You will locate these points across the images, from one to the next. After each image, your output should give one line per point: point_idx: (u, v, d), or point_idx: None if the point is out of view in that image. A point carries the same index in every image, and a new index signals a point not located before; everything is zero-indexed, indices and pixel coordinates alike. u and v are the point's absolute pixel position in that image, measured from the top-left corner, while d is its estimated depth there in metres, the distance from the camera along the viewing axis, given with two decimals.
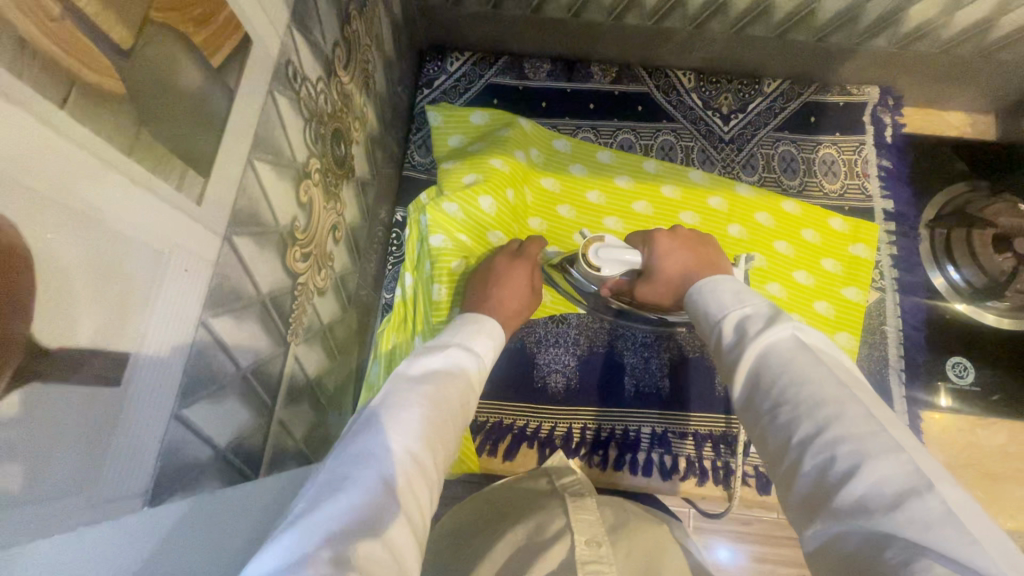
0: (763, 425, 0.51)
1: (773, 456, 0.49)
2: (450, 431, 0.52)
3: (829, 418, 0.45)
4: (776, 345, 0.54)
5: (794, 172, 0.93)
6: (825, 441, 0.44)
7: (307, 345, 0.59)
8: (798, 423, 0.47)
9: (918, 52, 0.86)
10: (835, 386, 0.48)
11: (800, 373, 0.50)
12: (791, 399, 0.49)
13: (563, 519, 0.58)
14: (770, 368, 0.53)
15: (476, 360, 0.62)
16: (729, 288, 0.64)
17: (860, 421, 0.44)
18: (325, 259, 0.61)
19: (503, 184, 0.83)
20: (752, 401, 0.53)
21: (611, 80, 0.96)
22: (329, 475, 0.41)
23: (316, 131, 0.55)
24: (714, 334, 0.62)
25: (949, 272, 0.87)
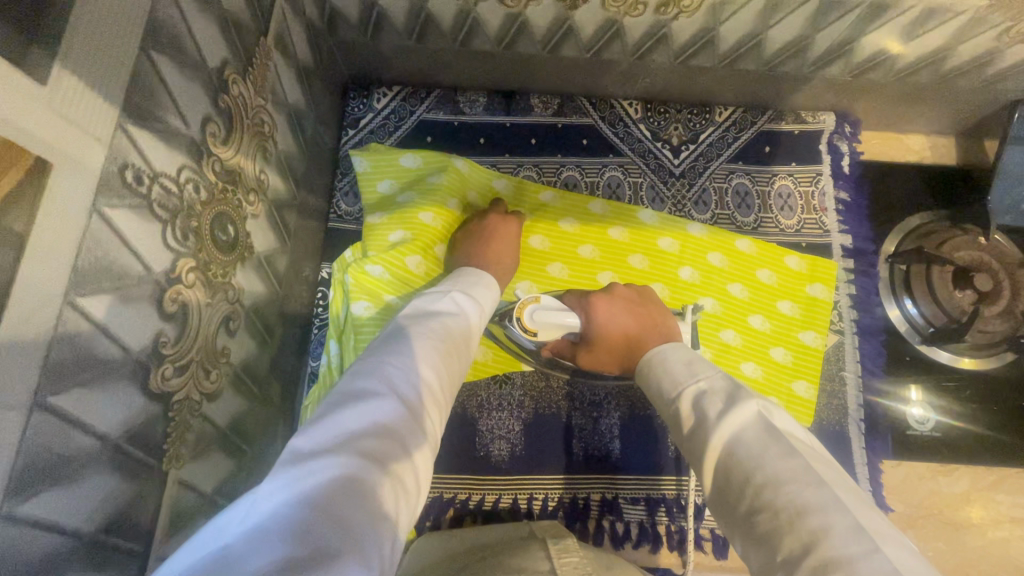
0: (741, 530, 0.43)
1: (757, 572, 0.41)
2: (458, 356, 0.53)
3: (813, 532, 0.38)
4: (742, 433, 0.46)
5: (749, 208, 0.88)
6: (815, 564, 0.36)
7: (197, 460, 0.53)
8: (780, 537, 0.39)
9: (873, 80, 0.80)
10: (817, 488, 0.40)
11: (776, 470, 0.42)
12: (767, 506, 0.41)
13: (547, 564, 0.55)
14: (741, 462, 0.44)
15: (480, 296, 0.62)
16: (680, 359, 0.57)
17: (851, 536, 0.37)
18: (216, 358, 0.55)
19: (431, 242, 0.78)
20: (725, 499, 0.45)
21: (553, 112, 0.89)
22: (342, 389, 0.43)
23: (185, 226, 0.47)
24: (673, 413, 0.53)
25: (906, 305, 0.83)
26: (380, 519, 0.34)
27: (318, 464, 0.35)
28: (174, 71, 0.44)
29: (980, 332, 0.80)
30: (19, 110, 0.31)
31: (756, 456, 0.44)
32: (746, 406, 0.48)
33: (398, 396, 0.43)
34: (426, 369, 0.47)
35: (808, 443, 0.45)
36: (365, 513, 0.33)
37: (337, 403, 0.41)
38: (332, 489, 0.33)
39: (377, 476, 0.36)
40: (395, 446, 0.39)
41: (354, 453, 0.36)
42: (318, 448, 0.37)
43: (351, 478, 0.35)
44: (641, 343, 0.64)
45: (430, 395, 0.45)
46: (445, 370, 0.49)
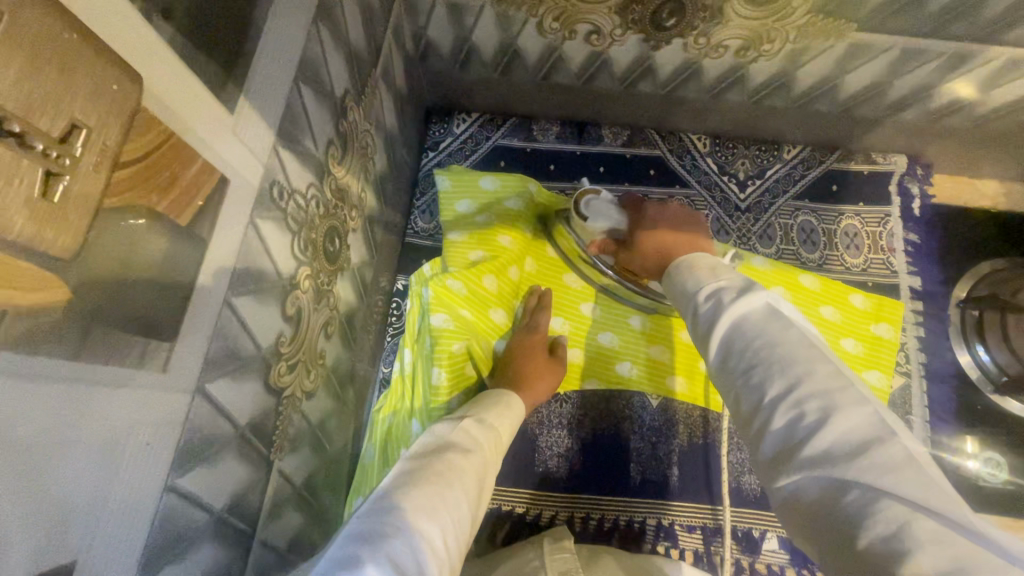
0: (734, 379, 0.48)
1: (743, 417, 0.46)
2: (470, 502, 0.51)
3: (800, 373, 0.43)
4: (748, 316, 0.50)
5: (814, 245, 0.88)
6: (797, 397, 0.42)
7: (294, 452, 0.57)
8: (767, 385, 0.44)
9: (949, 125, 0.81)
10: (805, 346, 0.46)
11: (772, 337, 0.47)
12: (763, 359, 0.46)
13: (539, 560, 0.59)
14: (742, 334, 0.49)
15: (495, 430, 0.62)
16: (706, 262, 0.60)
17: (830, 377, 0.42)
18: (315, 358, 0.59)
19: (506, 262, 0.82)
20: (725, 358, 0.50)
21: (622, 143, 0.93)
22: (336, 553, 0.42)
23: (306, 238, 0.52)
24: (687, 301, 0.58)
25: (978, 352, 0.82)
26: None
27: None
28: (313, 101, 0.50)
29: None
30: (214, 133, 0.36)
31: (756, 325, 0.49)
32: (753, 293, 0.52)
33: None
34: (429, 522, 0.45)
35: (805, 326, 0.50)
36: None
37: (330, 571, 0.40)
38: None
39: None
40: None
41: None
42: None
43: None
44: (677, 245, 0.69)
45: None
46: (452, 522, 0.47)
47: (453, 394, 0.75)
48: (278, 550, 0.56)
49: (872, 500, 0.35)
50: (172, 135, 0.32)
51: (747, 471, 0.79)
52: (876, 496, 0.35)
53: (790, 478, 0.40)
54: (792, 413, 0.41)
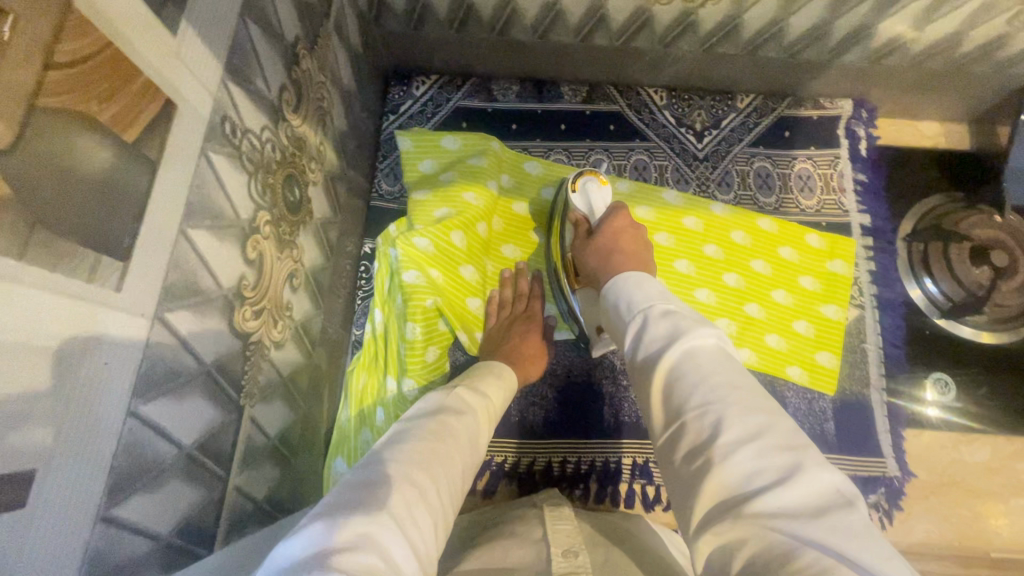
0: (678, 424, 0.44)
1: (680, 467, 0.42)
2: (463, 460, 0.52)
3: (758, 426, 0.40)
4: (701, 352, 0.48)
5: (770, 189, 0.91)
6: (757, 449, 0.39)
7: (266, 402, 0.57)
8: (719, 431, 0.41)
9: (889, 66, 0.84)
10: (761, 398, 0.43)
11: (728, 379, 0.45)
12: (718, 400, 0.42)
13: (540, 530, 0.58)
14: (692, 368, 0.46)
15: (486, 397, 0.62)
16: (657, 287, 0.58)
17: (789, 437, 0.40)
18: (282, 310, 0.59)
19: (475, 219, 0.82)
20: (666, 403, 0.46)
21: (582, 99, 0.94)
22: (333, 499, 0.42)
23: (263, 183, 0.52)
24: (631, 327, 0.54)
25: (927, 285, 0.86)
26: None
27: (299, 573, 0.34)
28: (261, 39, 0.49)
29: (997, 307, 0.83)
30: (157, 54, 0.35)
31: (709, 364, 0.46)
32: (708, 327, 0.49)
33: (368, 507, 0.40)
34: (424, 475, 0.46)
35: None
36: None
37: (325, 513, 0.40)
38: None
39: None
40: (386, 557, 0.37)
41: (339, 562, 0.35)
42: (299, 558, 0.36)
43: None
44: (621, 257, 0.68)
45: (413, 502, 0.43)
46: (445, 477, 0.48)
47: (427, 348, 0.77)
48: (256, 501, 0.56)
49: (823, 563, 0.31)
50: (112, 44, 0.32)
51: None
52: (829, 563, 0.31)
53: (727, 535, 0.36)
54: (749, 466, 0.38)
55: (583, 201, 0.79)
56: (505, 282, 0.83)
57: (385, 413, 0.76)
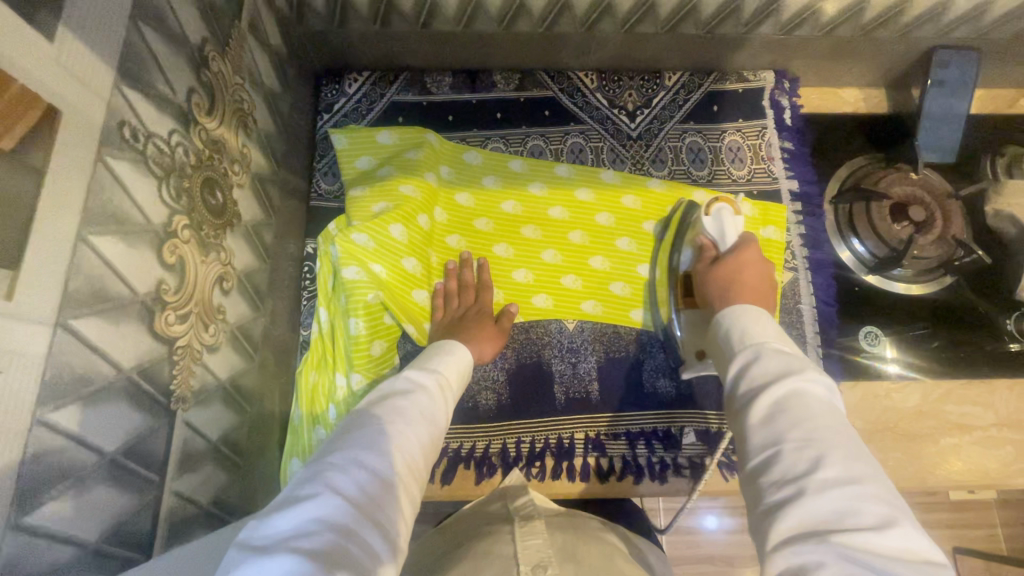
0: (775, 448, 0.49)
1: (768, 481, 0.48)
2: (419, 434, 0.58)
3: (857, 472, 0.46)
4: (810, 395, 0.52)
5: (703, 162, 0.94)
6: (854, 492, 0.44)
7: (203, 406, 0.57)
8: (817, 468, 0.46)
9: (803, 36, 0.88)
10: (862, 451, 0.48)
11: (830, 425, 0.49)
12: (821, 440, 0.48)
13: (510, 547, 0.58)
14: (799, 406, 0.51)
15: (441, 373, 0.67)
16: (773, 328, 0.61)
17: (886, 493, 0.45)
18: (213, 313, 0.59)
19: (414, 211, 0.83)
20: (764, 425, 0.51)
21: (515, 87, 0.95)
22: (290, 492, 0.49)
23: (178, 187, 0.52)
24: (741, 355, 0.59)
25: (854, 246, 0.90)
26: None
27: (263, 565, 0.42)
28: (160, 42, 0.49)
29: (917, 259, 0.88)
30: (33, 61, 0.35)
31: (816, 409, 0.51)
32: (819, 375, 0.54)
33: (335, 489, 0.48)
34: (374, 456, 0.52)
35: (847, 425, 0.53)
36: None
37: (283, 505, 0.47)
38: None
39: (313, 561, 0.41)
40: (343, 535, 0.45)
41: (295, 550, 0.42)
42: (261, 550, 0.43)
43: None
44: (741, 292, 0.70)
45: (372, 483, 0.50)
46: (398, 452, 0.54)
47: (373, 342, 0.78)
48: (201, 505, 0.56)
49: None
50: None
51: (661, 376, 0.84)
52: None
53: (800, 556, 0.42)
54: (843, 505, 0.44)
55: (717, 226, 0.79)
56: (450, 273, 0.85)
57: (337, 410, 0.76)
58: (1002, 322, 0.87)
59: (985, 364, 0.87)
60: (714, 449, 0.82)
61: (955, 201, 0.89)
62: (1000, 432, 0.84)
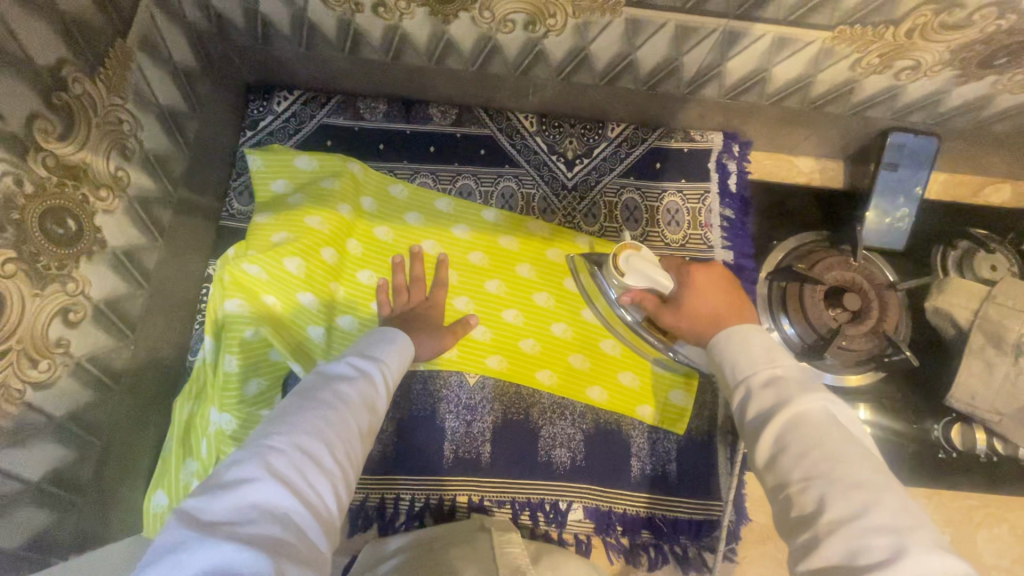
0: (785, 492, 0.48)
1: (791, 530, 0.47)
2: (360, 422, 0.56)
3: (861, 503, 0.44)
4: (809, 415, 0.51)
5: (637, 221, 0.90)
6: (867, 526, 0.42)
7: (20, 447, 0.54)
8: (827, 505, 0.45)
9: (749, 103, 0.83)
10: (871, 473, 0.46)
11: (835, 446, 0.48)
12: (820, 476, 0.46)
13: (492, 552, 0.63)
14: (801, 432, 0.50)
15: (382, 363, 0.66)
16: (761, 343, 0.59)
17: (901, 512, 0.43)
18: (51, 347, 0.56)
19: (317, 245, 0.80)
20: (773, 472, 0.50)
21: (451, 122, 0.92)
22: (220, 475, 0.45)
23: (3, 219, 0.49)
24: (736, 391, 0.57)
25: (783, 325, 0.85)
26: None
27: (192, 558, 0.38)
28: None
29: (847, 350, 0.82)
30: None
31: (816, 440, 0.48)
32: (817, 392, 0.52)
33: (275, 473, 0.45)
34: (315, 442, 0.50)
35: (856, 430, 0.52)
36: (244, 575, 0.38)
37: (209, 490, 0.43)
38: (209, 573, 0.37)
39: (256, 550, 0.39)
40: (279, 526, 0.42)
41: (232, 540, 0.39)
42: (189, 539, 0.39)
43: (227, 568, 0.38)
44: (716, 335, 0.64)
45: (315, 466, 0.48)
46: (339, 439, 0.52)
47: (247, 379, 0.75)
48: (4, 550, 0.54)
49: None
50: None
51: (558, 444, 0.80)
52: None
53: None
54: (850, 547, 0.42)
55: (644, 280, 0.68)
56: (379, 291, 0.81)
57: (207, 445, 0.74)
58: (929, 430, 0.83)
59: (907, 473, 0.82)
60: (602, 528, 0.78)
61: (895, 293, 0.83)
62: None
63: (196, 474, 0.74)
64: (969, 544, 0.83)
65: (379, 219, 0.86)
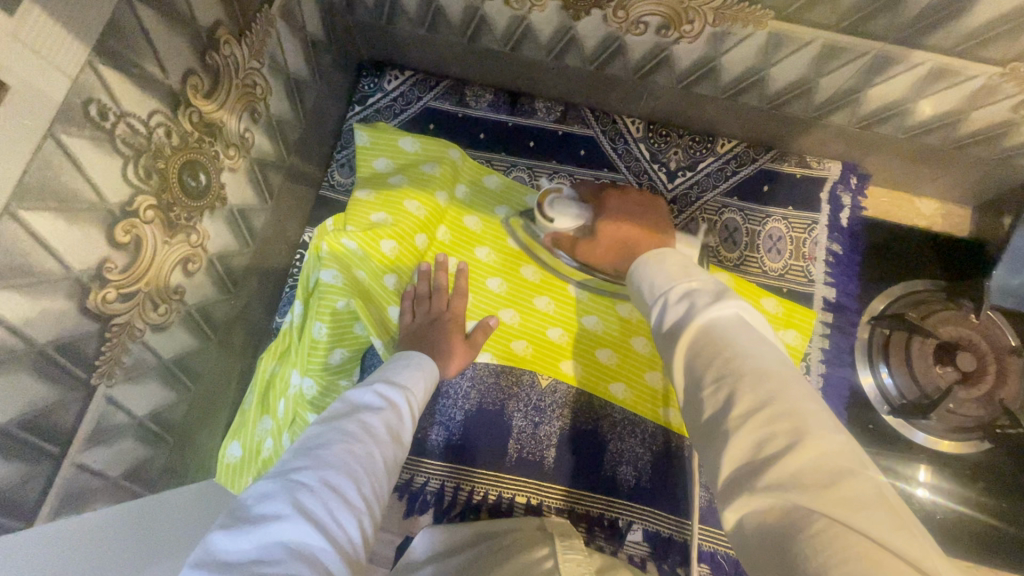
0: (698, 398, 0.44)
1: (705, 433, 0.42)
2: (385, 453, 0.54)
3: (770, 394, 0.39)
4: (720, 321, 0.47)
5: (735, 244, 0.86)
6: (770, 413, 0.38)
7: (133, 383, 0.57)
8: (737, 399, 0.40)
9: (882, 134, 0.77)
10: (779, 364, 0.42)
11: (745, 347, 0.43)
12: (732, 374, 0.42)
13: (551, 561, 0.60)
14: (712, 340, 0.45)
15: (408, 390, 0.64)
16: (676, 261, 0.56)
17: (804, 397, 0.39)
18: (170, 293, 0.59)
19: (412, 229, 0.81)
20: (692, 378, 0.45)
21: (555, 118, 0.90)
22: (247, 511, 0.44)
23: (152, 167, 0.51)
24: (653, 307, 0.54)
25: (881, 373, 0.79)
26: None
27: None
28: (155, 23, 0.48)
29: (951, 414, 0.76)
30: None
31: (729, 340, 0.44)
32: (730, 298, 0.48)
33: (302, 512, 0.43)
34: (341, 476, 0.48)
35: (770, 336, 0.48)
36: None
37: (236, 528, 0.42)
38: None
39: None
40: (305, 567, 0.40)
41: None
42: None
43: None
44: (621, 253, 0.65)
45: (342, 505, 0.46)
46: (365, 474, 0.50)
47: (332, 349, 0.77)
48: (108, 477, 0.57)
49: (830, 532, 0.31)
50: None
51: (624, 461, 0.78)
52: (837, 536, 0.31)
53: (745, 507, 0.36)
54: (760, 435, 0.37)
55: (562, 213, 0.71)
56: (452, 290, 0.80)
57: (284, 406, 0.76)
58: None
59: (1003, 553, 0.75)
60: (658, 554, 0.75)
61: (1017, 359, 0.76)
62: None
63: (270, 433, 0.76)
64: None
65: (472, 210, 0.86)
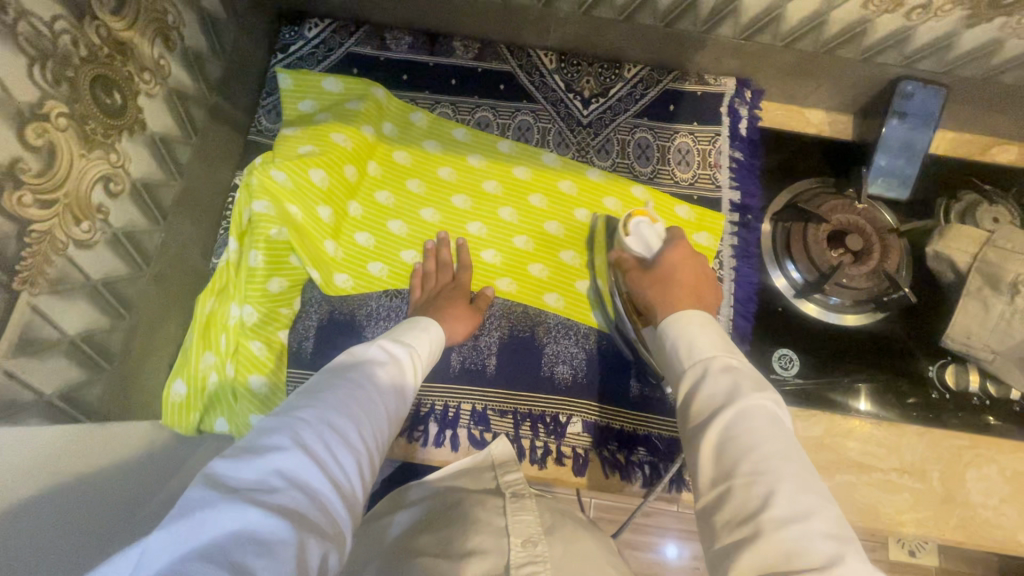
0: (725, 484, 0.47)
1: (719, 527, 0.45)
2: (386, 407, 0.55)
3: (805, 507, 0.43)
4: (758, 414, 0.49)
5: (648, 159, 0.93)
6: (799, 531, 0.41)
7: (60, 297, 0.58)
8: (766, 505, 0.43)
9: (763, 44, 0.85)
10: (812, 480, 0.45)
11: (784, 451, 0.47)
12: (767, 473, 0.45)
13: (500, 519, 0.59)
14: (748, 429, 0.48)
15: (412, 350, 0.65)
16: (721, 338, 0.59)
17: (834, 526, 0.42)
18: (91, 211, 0.59)
19: (340, 160, 0.84)
20: (717, 457, 0.49)
21: (473, 56, 0.95)
22: (252, 440, 0.44)
23: (59, 75, 0.53)
24: (687, 375, 0.56)
25: (790, 272, 0.87)
26: (286, 552, 0.36)
27: (216, 514, 0.37)
28: None
29: (846, 289, 0.85)
30: None
31: (766, 435, 0.48)
32: (766, 397, 0.52)
33: (304, 448, 0.44)
34: (343, 420, 0.49)
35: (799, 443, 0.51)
36: (266, 548, 0.36)
37: (240, 454, 0.43)
38: (234, 542, 0.35)
39: (281, 524, 0.37)
40: (306, 500, 0.41)
41: (259, 506, 0.38)
42: (215, 497, 0.38)
43: (251, 532, 0.36)
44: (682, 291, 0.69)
45: (342, 449, 0.47)
46: (366, 422, 0.51)
47: (270, 278, 0.79)
48: (40, 393, 0.57)
49: None
50: None
51: (561, 361, 0.83)
52: None
53: None
54: (785, 547, 0.41)
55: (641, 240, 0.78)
56: (428, 253, 0.85)
57: (227, 340, 0.78)
58: (923, 369, 0.84)
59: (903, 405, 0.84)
60: (599, 443, 0.80)
61: (896, 237, 0.86)
62: (900, 478, 0.80)
63: (214, 367, 0.77)
64: (959, 482, 0.80)
65: (399, 143, 0.90)
